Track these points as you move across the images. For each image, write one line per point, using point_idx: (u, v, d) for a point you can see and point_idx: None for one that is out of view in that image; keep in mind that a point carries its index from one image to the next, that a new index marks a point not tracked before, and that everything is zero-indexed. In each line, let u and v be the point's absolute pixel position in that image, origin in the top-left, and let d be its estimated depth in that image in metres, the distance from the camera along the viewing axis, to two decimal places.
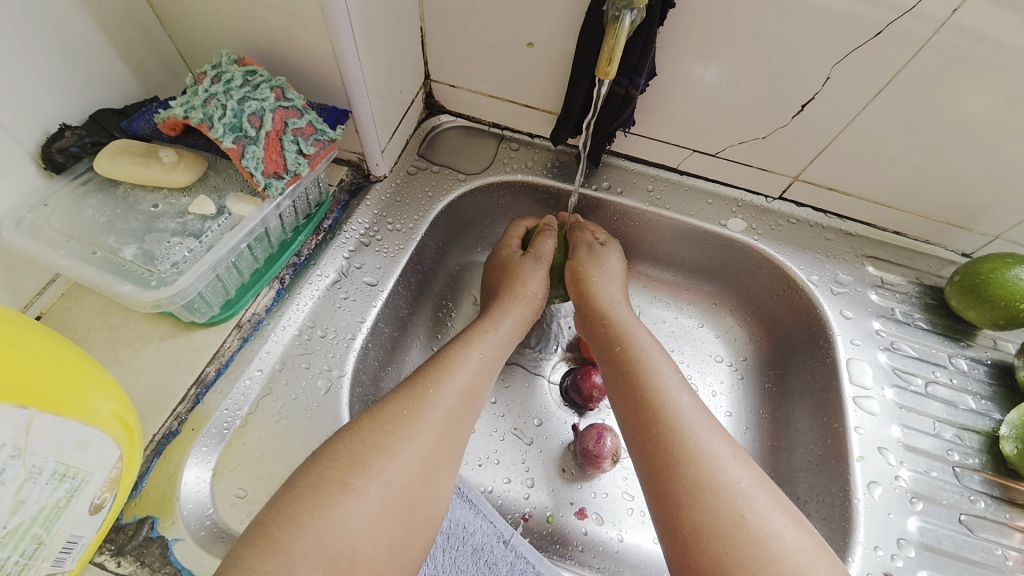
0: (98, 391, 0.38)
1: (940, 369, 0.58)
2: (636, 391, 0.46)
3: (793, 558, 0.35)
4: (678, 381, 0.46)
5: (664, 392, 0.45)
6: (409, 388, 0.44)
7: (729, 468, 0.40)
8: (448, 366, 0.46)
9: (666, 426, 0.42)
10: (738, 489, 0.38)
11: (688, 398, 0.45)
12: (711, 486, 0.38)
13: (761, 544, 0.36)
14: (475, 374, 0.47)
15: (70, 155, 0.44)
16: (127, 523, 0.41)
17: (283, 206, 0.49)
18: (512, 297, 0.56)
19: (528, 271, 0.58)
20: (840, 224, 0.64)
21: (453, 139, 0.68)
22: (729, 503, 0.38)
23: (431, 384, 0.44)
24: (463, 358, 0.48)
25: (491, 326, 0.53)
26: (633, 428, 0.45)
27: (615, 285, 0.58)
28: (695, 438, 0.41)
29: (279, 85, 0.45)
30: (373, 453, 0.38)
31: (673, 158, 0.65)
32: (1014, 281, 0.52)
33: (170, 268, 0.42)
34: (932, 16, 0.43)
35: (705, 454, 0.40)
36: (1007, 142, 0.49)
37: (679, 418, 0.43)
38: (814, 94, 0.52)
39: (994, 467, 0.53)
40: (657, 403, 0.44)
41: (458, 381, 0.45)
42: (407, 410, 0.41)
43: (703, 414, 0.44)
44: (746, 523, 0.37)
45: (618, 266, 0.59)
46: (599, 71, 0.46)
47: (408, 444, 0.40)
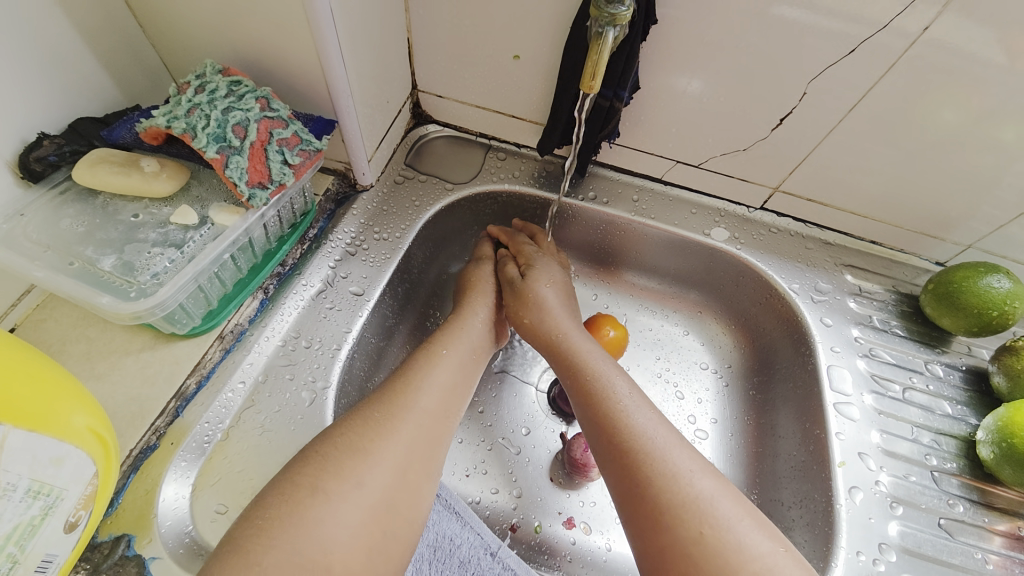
0: (75, 405, 0.37)
1: (917, 375, 0.59)
2: (595, 415, 0.46)
3: (756, 565, 0.36)
4: (635, 399, 0.46)
5: (622, 412, 0.45)
6: (381, 396, 0.43)
7: (690, 483, 0.40)
8: (421, 367, 0.46)
9: (625, 447, 0.43)
10: (698, 503, 0.39)
11: (645, 416, 0.45)
12: (671, 503, 0.39)
13: (723, 558, 0.36)
14: (457, 368, 0.48)
15: (48, 164, 0.43)
16: (102, 541, 0.40)
17: (268, 216, 0.49)
18: (474, 303, 0.56)
19: (486, 297, 0.58)
20: (819, 234, 0.66)
21: (440, 149, 0.68)
22: (688, 519, 0.38)
23: (404, 387, 0.44)
24: (438, 356, 0.48)
25: (459, 330, 0.52)
26: (598, 451, 0.45)
27: (554, 313, 0.55)
28: (653, 456, 0.42)
29: (264, 96, 0.45)
30: (346, 456, 0.38)
31: (657, 169, 0.66)
32: (987, 289, 0.54)
33: (150, 278, 0.41)
34: (906, 31, 0.44)
35: (664, 472, 0.41)
36: (978, 154, 0.51)
37: (639, 436, 0.43)
38: (793, 108, 0.53)
39: (971, 471, 0.54)
40: (614, 426, 0.44)
41: (438, 380, 0.46)
42: (378, 413, 0.41)
43: (663, 429, 0.44)
44: (705, 539, 0.37)
45: (550, 291, 0.57)
46: (584, 86, 0.47)
47: (381, 446, 0.39)
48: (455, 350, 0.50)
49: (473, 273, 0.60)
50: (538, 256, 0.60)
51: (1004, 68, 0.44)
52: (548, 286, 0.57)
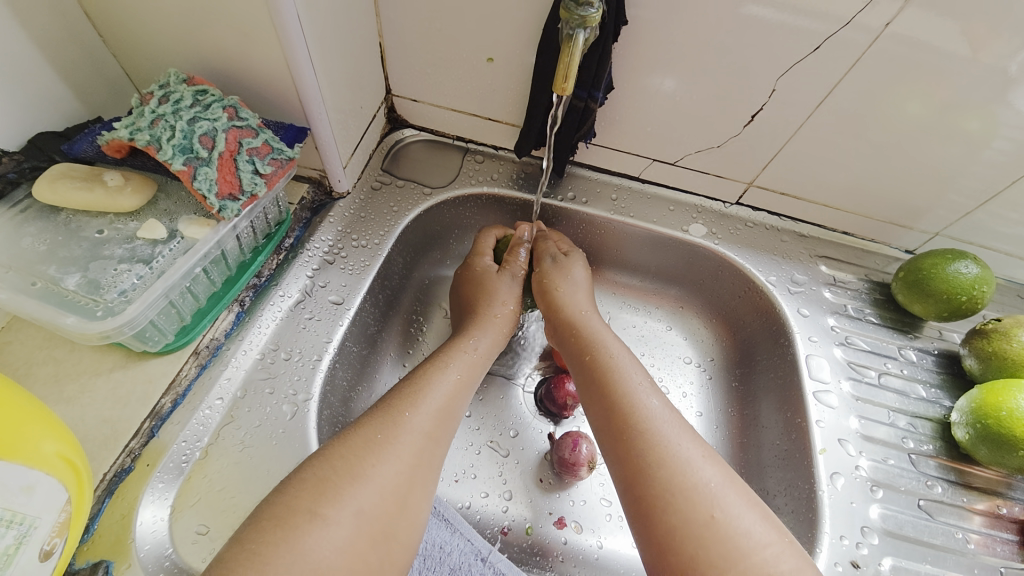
0: (42, 430, 0.35)
1: (891, 361, 0.61)
2: (607, 399, 0.47)
3: (763, 554, 0.37)
4: (648, 385, 0.47)
5: (635, 396, 0.46)
6: (380, 413, 0.43)
7: (699, 469, 0.41)
8: (420, 387, 0.46)
9: (636, 428, 0.43)
10: (707, 489, 0.39)
11: (658, 402, 0.46)
12: (682, 487, 0.39)
13: (731, 542, 0.37)
14: (452, 391, 0.47)
15: (8, 182, 0.42)
16: (79, 569, 0.39)
17: (240, 227, 0.47)
18: (484, 317, 0.56)
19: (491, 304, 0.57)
20: (793, 226, 0.67)
21: (417, 153, 0.67)
22: (699, 503, 0.39)
23: (404, 407, 0.43)
24: (439, 378, 0.47)
25: (464, 344, 0.53)
26: (607, 434, 0.45)
27: (582, 295, 0.59)
28: (665, 440, 0.42)
29: (232, 105, 0.44)
30: (344, 481, 0.37)
31: (634, 167, 0.66)
32: (955, 275, 0.56)
33: (117, 296, 0.40)
34: (869, 26, 0.45)
35: (675, 456, 0.41)
36: (942, 144, 0.53)
37: (652, 421, 0.44)
38: (764, 103, 0.54)
39: (948, 452, 0.55)
40: (628, 409, 0.45)
41: (433, 404, 0.45)
42: (379, 435, 0.41)
43: (673, 417, 0.45)
44: (716, 522, 0.38)
45: (583, 275, 0.60)
46: (557, 87, 0.47)
47: (380, 470, 0.39)
48: (464, 372, 0.49)
49: (490, 284, 0.58)
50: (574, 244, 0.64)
51: (965, 60, 0.46)
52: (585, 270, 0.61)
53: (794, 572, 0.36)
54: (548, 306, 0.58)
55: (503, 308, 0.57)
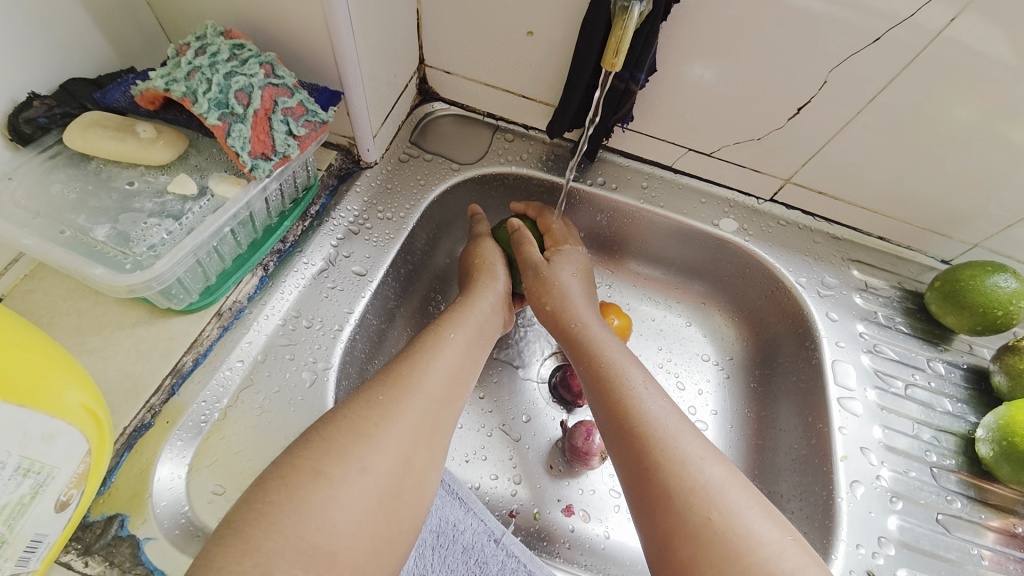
0: (66, 380, 0.35)
1: (919, 372, 0.59)
2: (609, 395, 0.46)
3: (763, 552, 0.36)
4: (647, 387, 0.46)
5: (636, 395, 0.45)
6: (385, 379, 0.42)
7: (698, 470, 0.39)
8: (425, 354, 0.45)
9: (636, 427, 0.43)
10: (706, 490, 0.38)
11: (658, 405, 0.45)
12: (679, 488, 0.39)
13: (728, 543, 0.36)
14: (461, 353, 0.47)
15: (37, 126, 0.41)
16: (94, 521, 0.39)
17: (270, 189, 0.47)
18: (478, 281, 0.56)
19: (488, 274, 0.56)
20: (827, 228, 0.65)
21: (446, 128, 0.66)
22: (696, 505, 0.38)
23: (408, 370, 0.43)
24: (440, 340, 0.47)
25: (465, 312, 0.51)
26: (610, 433, 0.45)
27: (578, 298, 0.56)
28: (665, 441, 0.41)
29: (268, 62, 0.43)
30: (348, 438, 0.37)
31: (668, 156, 0.64)
32: (992, 289, 0.54)
33: (146, 250, 0.39)
34: (926, 27, 0.43)
35: (674, 458, 0.40)
36: (991, 153, 0.51)
37: (651, 421, 0.43)
38: (810, 99, 0.52)
39: (969, 468, 0.54)
40: (630, 407, 0.44)
41: (439, 368, 0.44)
42: (382, 396, 0.40)
43: (675, 418, 0.44)
44: (713, 524, 0.37)
45: (573, 278, 0.57)
46: (606, 62, 0.45)
47: (385, 431, 0.38)
48: (460, 332, 0.49)
49: (482, 250, 0.58)
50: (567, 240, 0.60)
51: (1018, 69, 0.44)
52: (572, 272, 0.57)
53: (796, 570, 0.35)
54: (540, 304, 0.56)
55: (491, 269, 0.57)
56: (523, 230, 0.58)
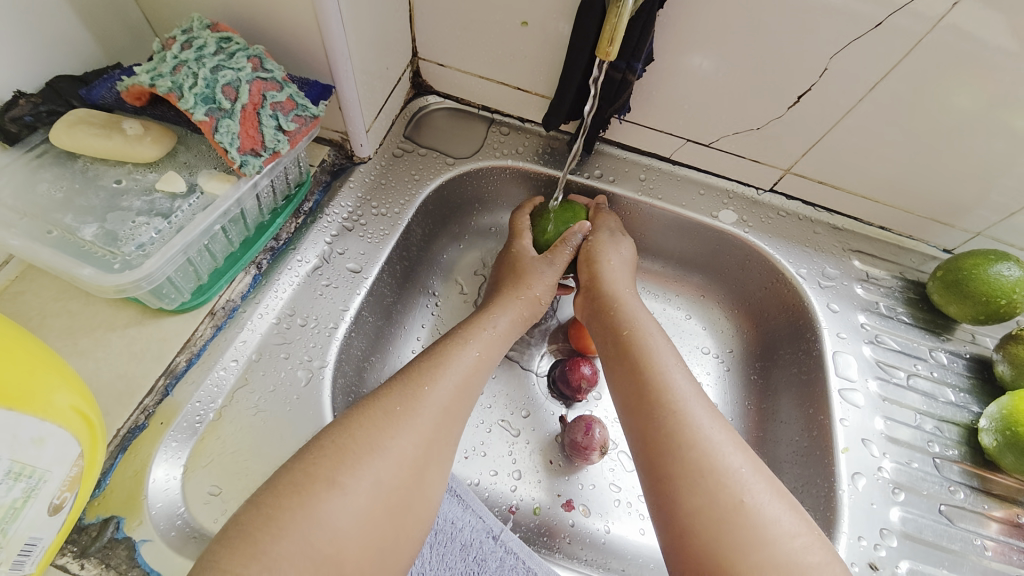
0: (56, 383, 0.34)
1: (921, 362, 0.59)
2: (638, 373, 0.46)
3: (788, 543, 0.35)
4: (680, 368, 0.46)
5: (667, 375, 0.45)
6: (401, 387, 0.41)
7: (728, 454, 0.39)
8: (444, 362, 0.45)
9: (667, 407, 0.43)
10: (736, 474, 0.38)
11: (690, 387, 0.45)
12: (711, 470, 0.38)
13: (756, 529, 0.36)
14: (471, 370, 0.46)
15: (23, 125, 0.40)
16: (90, 523, 0.39)
17: (261, 185, 0.46)
18: (512, 294, 0.55)
19: (529, 277, 0.56)
20: (828, 218, 0.65)
21: (441, 121, 0.65)
22: (727, 488, 0.38)
23: (426, 380, 0.42)
24: (460, 355, 0.46)
25: (486, 323, 0.51)
26: (634, 415, 0.44)
27: (625, 273, 0.57)
28: (697, 423, 0.41)
29: (256, 55, 0.42)
30: (365, 453, 0.36)
31: (666, 147, 0.63)
32: (996, 277, 0.53)
33: (135, 250, 0.39)
34: (927, 14, 0.42)
35: (705, 440, 0.40)
36: (993, 141, 0.50)
37: (682, 403, 0.43)
38: (809, 87, 0.51)
39: (972, 458, 0.54)
40: (659, 387, 0.44)
41: (452, 380, 0.44)
42: (400, 406, 0.40)
43: (705, 402, 0.43)
44: (744, 507, 0.37)
45: (629, 255, 0.59)
46: (600, 52, 0.44)
47: (399, 444, 0.38)
48: (483, 351, 0.48)
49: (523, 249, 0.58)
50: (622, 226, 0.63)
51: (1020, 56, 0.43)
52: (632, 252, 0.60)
53: (823, 564, 0.35)
54: (589, 277, 0.56)
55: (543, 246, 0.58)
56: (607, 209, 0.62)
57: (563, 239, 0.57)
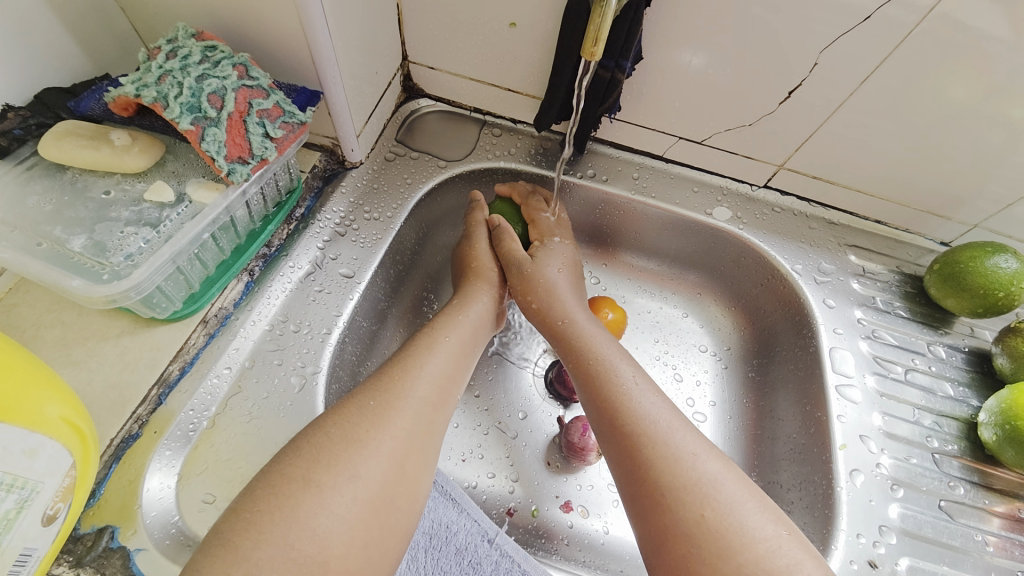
0: (46, 393, 0.35)
1: (919, 357, 0.58)
2: (596, 392, 0.45)
3: (757, 549, 0.35)
4: (639, 381, 0.45)
5: (625, 392, 0.44)
6: (376, 383, 0.41)
7: (691, 465, 0.39)
8: (417, 356, 0.44)
9: (626, 425, 0.42)
10: (700, 486, 0.38)
11: (650, 399, 0.44)
12: (671, 486, 0.38)
13: (723, 540, 0.35)
14: (451, 360, 0.46)
15: (13, 138, 0.41)
16: (85, 533, 0.39)
17: (250, 193, 0.46)
18: (476, 285, 0.55)
19: (486, 279, 0.56)
20: (823, 213, 0.64)
21: (432, 124, 0.65)
22: (689, 502, 0.37)
23: (400, 373, 0.42)
24: (435, 346, 0.46)
25: (458, 315, 0.51)
26: (600, 435, 0.44)
27: (565, 290, 0.55)
28: (656, 438, 0.41)
29: (242, 63, 0.42)
30: (339, 446, 0.37)
31: (659, 145, 0.63)
32: (993, 270, 0.53)
33: (123, 260, 0.39)
34: (916, 4, 0.42)
35: (666, 455, 0.40)
36: (988, 132, 0.49)
37: (641, 418, 0.42)
38: (801, 81, 0.51)
39: (972, 453, 0.54)
40: (618, 405, 0.44)
41: (430, 372, 0.44)
42: (373, 401, 0.40)
43: (667, 412, 0.43)
44: (705, 521, 0.36)
45: (559, 272, 0.56)
46: (585, 52, 0.44)
47: (376, 436, 0.38)
48: (458, 340, 0.48)
49: (479, 252, 0.57)
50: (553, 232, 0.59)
51: (1012, 45, 0.43)
52: (557, 269, 0.56)
53: (789, 568, 0.34)
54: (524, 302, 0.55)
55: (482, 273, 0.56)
56: (502, 225, 0.58)
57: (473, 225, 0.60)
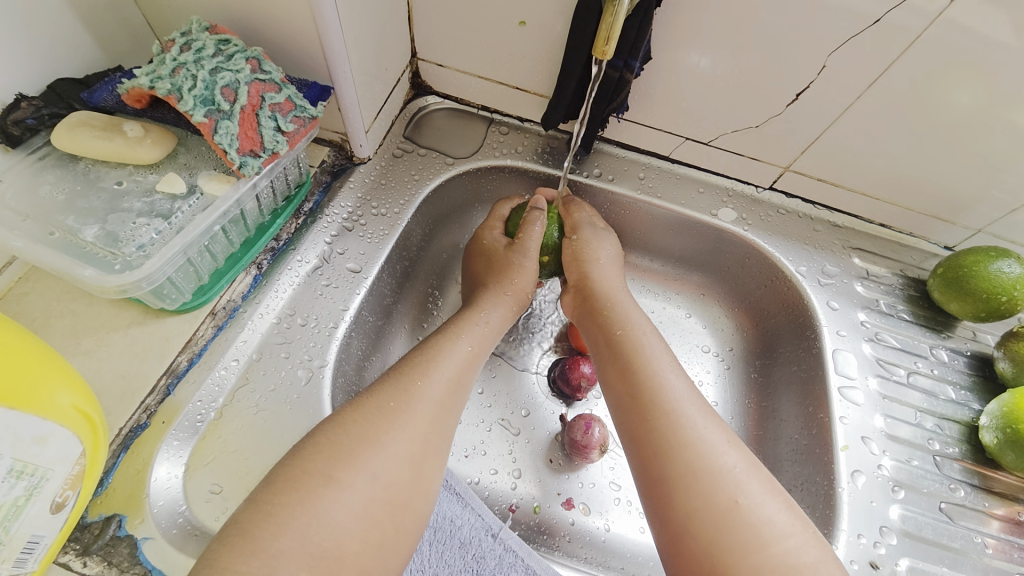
0: (59, 382, 0.35)
1: (921, 360, 0.58)
2: (628, 375, 0.46)
3: (784, 544, 0.36)
4: (673, 366, 0.46)
5: (661, 375, 0.45)
6: (393, 382, 0.42)
7: (722, 454, 0.39)
8: (433, 357, 0.45)
9: (659, 408, 0.42)
10: (732, 474, 0.38)
11: (684, 385, 0.44)
12: (706, 471, 0.38)
13: (752, 529, 0.36)
14: (463, 361, 0.46)
15: (26, 128, 0.41)
16: (93, 521, 0.39)
17: (261, 186, 0.46)
18: (500, 288, 0.54)
19: (510, 281, 0.55)
20: (828, 216, 0.64)
21: (440, 121, 0.65)
22: (722, 488, 0.38)
23: (419, 375, 0.42)
24: (451, 349, 0.46)
25: (475, 315, 0.51)
26: (627, 416, 0.44)
27: (613, 269, 0.57)
28: (690, 424, 0.41)
29: (255, 57, 0.43)
30: (357, 444, 0.37)
31: (665, 146, 0.63)
32: (997, 274, 0.53)
33: (136, 250, 0.39)
34: (925, 10, 0.42)
35: (699, 441, 0.40)
36: (994, 137, 0.50)
37: (676, 403, 0.43)
38: (808, 84, 0.51)
39: (972, 456, 0.54)
40: (652, 388, 0.44)
41: (445, 374, 0.44)
42: (393, 403, 0.40)
43: (698, 401, 0.43)
44: (739, 508, 0.37)
45: (614, 253, 0.58)
46: (596, 51, 0.45)
47: (394, 437, 0.38)
48: (474, 344, 0.48)
49: (502, 255, 0.56)
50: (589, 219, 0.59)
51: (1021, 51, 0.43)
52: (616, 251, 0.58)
53: (817, 564, 0.35)
54: (578, 278, 0.56)
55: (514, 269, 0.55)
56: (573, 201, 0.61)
57: (528, 221, 0.57)
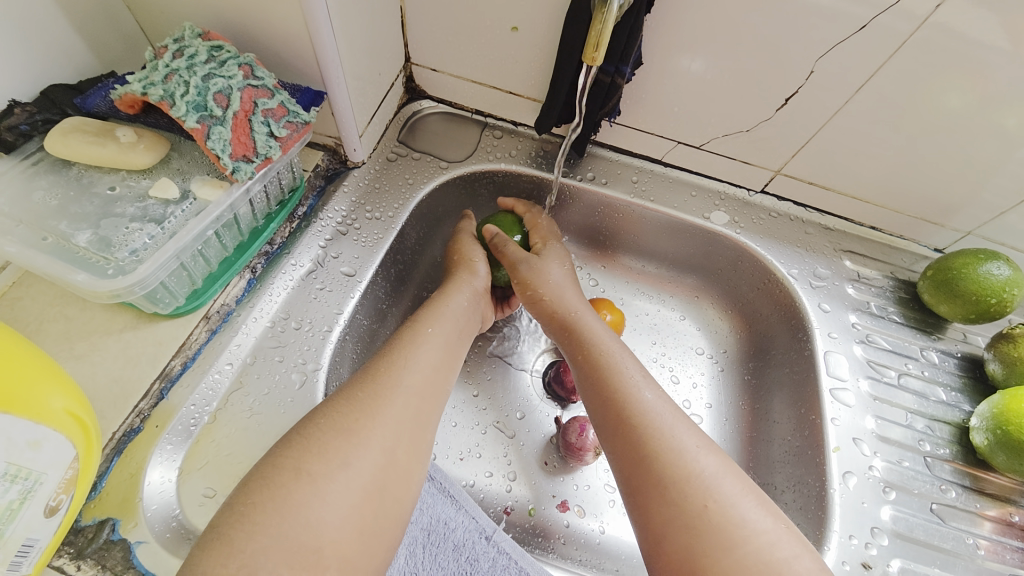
0: (51, 386, 0.35)
1: (912, 361, 0.59)
2: (599, 388, 0.46)
3: (758, 541, 0.36)
4: (643, 376, 0.46)
5: (629, 388, 0.45)
6: (361, 377, 0.42)
7: (694, 459, 0.39)
8: (404, 347, 0.45)
9: (630, 416, 0.43)
10: (703, 479, 0.38)
11: (654, 394, 0.44)
12: (676, 479, 0.38)
13: (725, 532, 0.36)
14: (440, 347, 0.47)
15: (19, 134, 0.41)
16: (86, 525, 0.39)
17: (254, 191, 0.46)
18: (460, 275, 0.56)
19: (469, 273, 0.56)
20: (819, 219, 0.65)
21: (434, 125, 0.66)
22: (693, 494, 0.38)
23: (387, 365, 0.43)
24: (421, 338, 0.46)
25: (440, 305, 0.51)
26: (602, 429, 0.44)
27: (568, 290, 0.56)
28: (658, 433, 0.41)
29: (247, 63, 0.43)
30: (329, 436, 0.37)
31: (658, 149, 0.64)
32: (986, 276, 0.53)
33: (129, 255, 0.39)
34: (914, 14, 0.43)
35: (669, 447, 0.40)
36: (982, 140, 0.50)
37: (646, 413, 0.43)
38: (798, 89, 0.51)
39: (964, 457, 0.54)
40: (621, 401, 0.44)
41: (419, 361, 0.44)
42: (363, 394, 0.40)
43: (670, 408, 0.43)
44: (709, 513, 0.37)
45: (562, 273, 0.57)
46: (586, 57, 0.45)
47: (366, 426, 0.38)
48: (437, 327, 0.49)
49: (461, 246, 0.59)
50: (552, 236, 0.61)
51: (1007, 54, 0.43)
52: (560, 268, 0.57)
53: (791, 559, 0.35)
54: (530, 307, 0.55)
55: (470, 266, 0.57)
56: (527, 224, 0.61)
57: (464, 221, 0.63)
